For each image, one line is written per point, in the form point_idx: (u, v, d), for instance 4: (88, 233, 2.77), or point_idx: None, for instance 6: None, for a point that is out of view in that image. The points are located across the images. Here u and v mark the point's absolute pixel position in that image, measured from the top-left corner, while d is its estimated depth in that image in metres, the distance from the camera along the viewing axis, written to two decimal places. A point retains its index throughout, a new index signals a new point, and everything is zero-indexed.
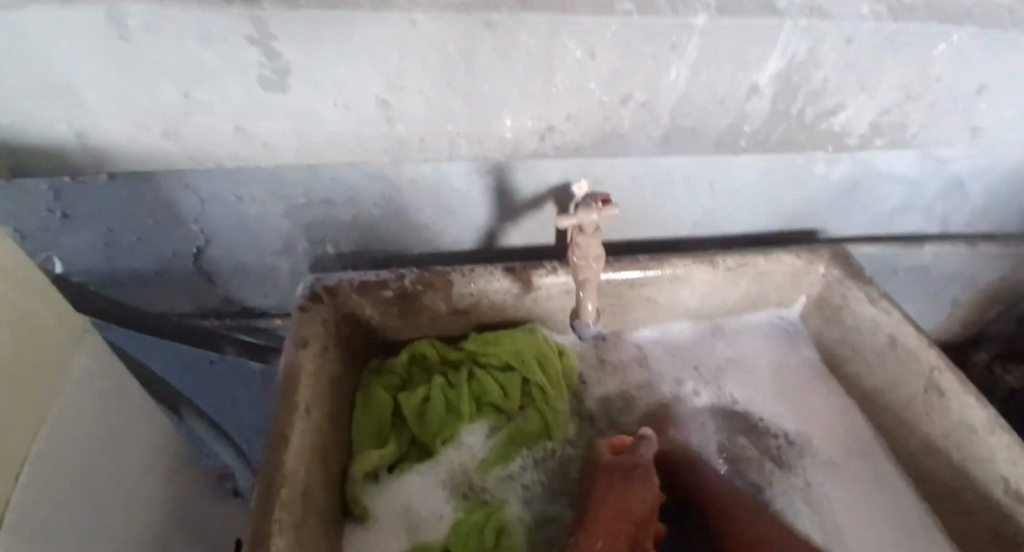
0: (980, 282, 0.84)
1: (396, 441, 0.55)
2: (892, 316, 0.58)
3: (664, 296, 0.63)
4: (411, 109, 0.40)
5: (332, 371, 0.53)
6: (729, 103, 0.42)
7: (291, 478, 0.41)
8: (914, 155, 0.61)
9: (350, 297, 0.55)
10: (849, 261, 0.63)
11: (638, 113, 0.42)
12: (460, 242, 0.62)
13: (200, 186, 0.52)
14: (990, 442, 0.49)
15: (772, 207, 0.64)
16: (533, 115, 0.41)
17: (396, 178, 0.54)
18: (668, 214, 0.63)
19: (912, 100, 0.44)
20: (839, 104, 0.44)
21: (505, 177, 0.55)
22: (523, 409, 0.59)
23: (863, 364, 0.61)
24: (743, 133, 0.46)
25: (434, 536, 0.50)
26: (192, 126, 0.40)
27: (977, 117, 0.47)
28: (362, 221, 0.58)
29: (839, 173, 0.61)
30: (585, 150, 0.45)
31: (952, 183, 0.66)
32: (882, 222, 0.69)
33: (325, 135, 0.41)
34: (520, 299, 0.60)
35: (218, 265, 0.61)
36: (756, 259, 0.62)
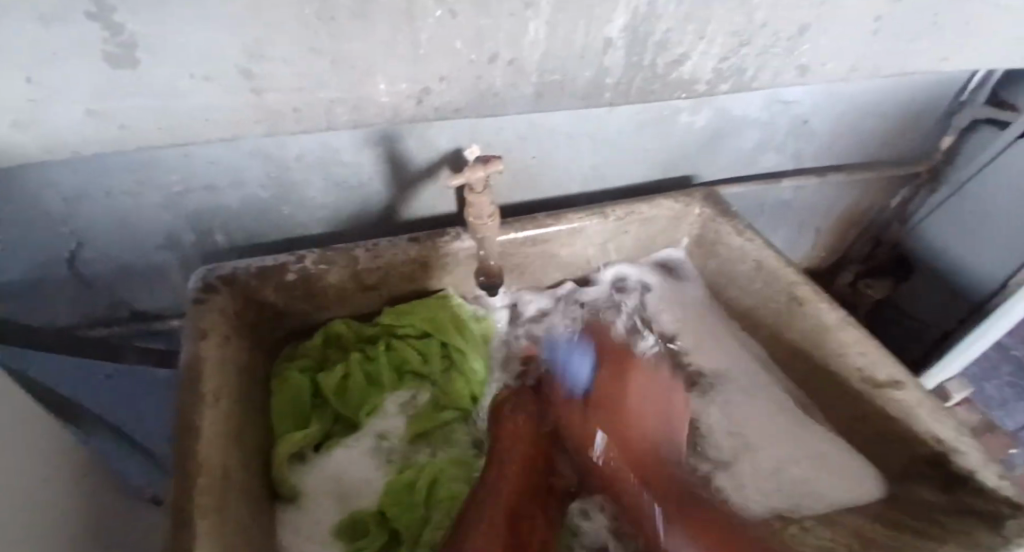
0: (835, 210, 0.96)
1: (319, 419, 0.57)
2: (756, 244, 0.66)
3: (562, 250, 0.67)
4: (281, 80, 0.40)
5: (241, 360, 0.53)
6: (588, 56, 0.46)
7: (207, 462, 0.42)
8: (763, 98, 0.68)
9: (251, 284, 0.55)
10: (719, 200, 0.70)
11: (507, 70, 0.44)
12: (360, 218, 0.62)
13: (65, 185, 0.49)
14: (834, 339, 0.58)
15: (650, 156, 0.70)
16: (407, 79, 0.43)
17: (282, 157, 0.53)
18: (557, 172, 0.66)
19: (744, 44, 0.50)
20: (685, 52, 0.48)
21: (395, 148, 0.56)
22: (442, 372, 0.62)
23: (736, 290, 0.70)
24: (608, 85, 0.49)
25: (365, 502, 0.53)
26: (43, 114, 0.37)
27: (800, 58, 0.54)
28: (253, 206, 0.57)
29: (703, 120, 0.67)
30: (464, 112, 0.47)
31: (799, 122, 0.74)
32: (746, 162, 0.77)
33: (191, 111, 0.40)
34: (428, 267, 0.62)
35: (99, 267, 0.57)
36: (640, 207, 0.68)
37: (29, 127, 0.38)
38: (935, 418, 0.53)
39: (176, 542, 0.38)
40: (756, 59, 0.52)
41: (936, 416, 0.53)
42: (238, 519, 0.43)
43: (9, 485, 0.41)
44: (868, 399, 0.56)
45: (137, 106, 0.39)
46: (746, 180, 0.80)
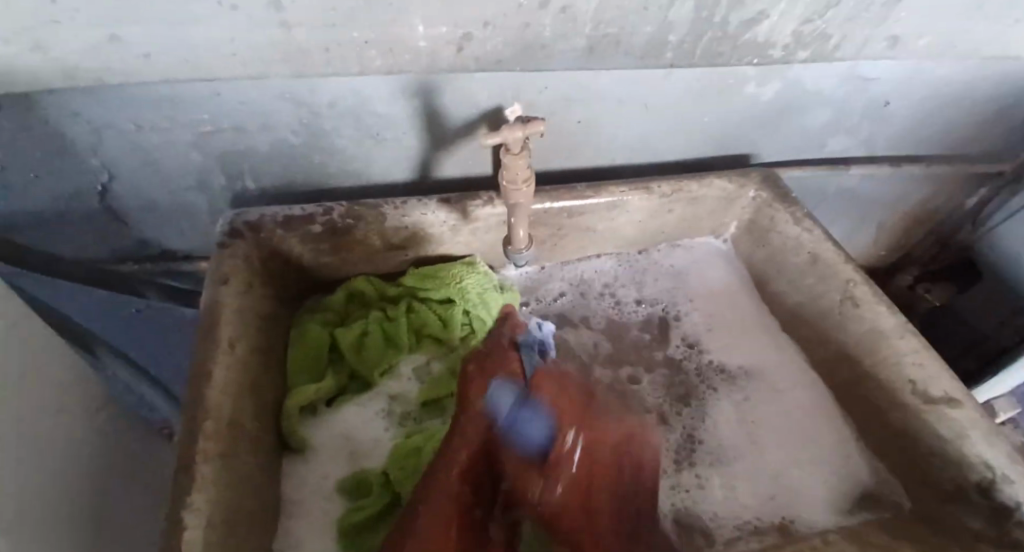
0: (903, 205, 0.88)
1: (334, 375, 0.55)
2: (814, 235, 0.61)
3: (601, 225, 0.63)
4: (311, 14, 0.36)
5: (260, 310, 0.52)
6: (652, 9, 0.41)
7: (216, 411, 0.41)
8: (842, 74, 0.61)
9: (276, 233, 0.53)
10: (777, 184, 0.65)
11: (559, 19, 0.40)
12: (392, 174, 0.60)
13: (93, 116, 0.47)
14: (891, 347, 0.53)
15: (706, 130, 0.64)
16: (448, 22, 0.39)
17: (314, 103, 0.50)
18: (603, 140, 0.62)
19: (833, 6, 0.44)
20: (761, 12, 0.43)
21: (431, 101, 0.52)
22: (463, 340, 0.60)
23: (784, 284, 0.65)
24: (669, 44, 0.44)
25: (373, 462, 0.52)
26: (60, 37, 0.35)
27: (895, 27, 0.48)
28: (282, 152, 0.54)
29: (770, 93, 0.61)
30: (507, 63, 0.43)
31: (878, 103, 0.67)
32: (812, 144, 0.71)
33: (214, 41, 0.37)
34: (457, 232, 0.59)
35: (128, 203, 0.57)
36: (689, 184, 0.63)
37: (51, 51, 0.36)
38: (995, 444, 0.48)
39: (179, 489, 0.37)
40: (844, 24, 0.46)
41: (995, 442, 0.48)
42: (245, 471, 0.42)
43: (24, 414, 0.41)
44: (918, 414, 0.51)
45: (162, 35, 0.36)
46: (808, 164, 0.73)
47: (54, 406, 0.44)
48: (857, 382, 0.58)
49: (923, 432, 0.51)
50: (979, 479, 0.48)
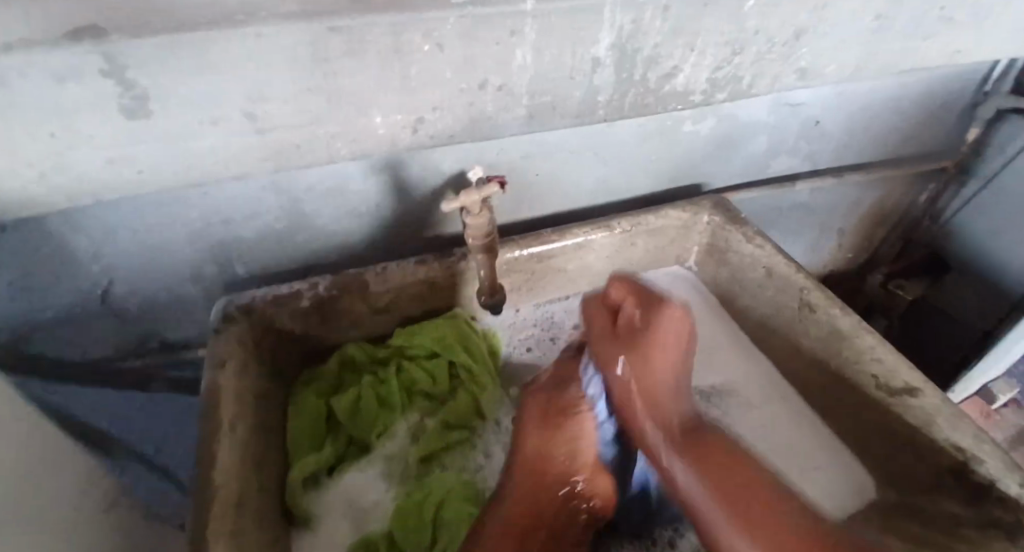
0: (857, 211, 0.93)
1: (333, 444, 0.58)
2: (768, 251, 0.65)
3: (571, 264, 0.68)
4: (278, 119, 0.42)
5: (257, 386, 0.55)
6: (578, 76, 0.46)
7: (224, 487, 0.44)
8: (769, 102, 0.68)
9: (266, 312, 0.57)
10: (729, 207, 0.69)
11: (498, 95, 0.46)
12: (371, 243, 0.64)
13: (90, 227, 0.52)
14: (856, 344, 0.57)
15: (655, 167, 0.69)
16: (401, 110, 0.44)
17: (290, 190, 0.55)
18: (561, 188, 0.67)
19: (737, 53, 0.50)
20: (675, 66, 0.49)
21: (398, 174, 0.58)
22: (452, 391, 0.63)
23: (749, 297, 0.69)
24: (600, 103, 0.50)
25: (378, 523, 0.54)
26: (60, 166, 0.40)
27: (799, 61, 0.54)
28: (265, 237, 0.59)
29: (707, 128, 0.67)
30: (458, 137, 0.48)
31: (808, 123, 0.73)
32: (757, 165, 0.76)
33: (196, 153, 0.42)
34: (436, 288, 0.63)
35: (126, 301, 0.60)
36: (648, 218, 0.68)
37: (53, 178, 0.41)
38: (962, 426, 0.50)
39: None
40: (753, 65, 0.52)
41: (962, 425, 0.50)
42: (255, 542, 0.45)
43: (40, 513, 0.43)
44: (889, 407, 0.55)
45: (148, 154, 0.41)
46: (757, 184, 0.79)
47: (67, 501, 0.47)
48: (828, 380, 0.61)
49: (899, 422, 0.54)
50: (954, 461, 0.50)
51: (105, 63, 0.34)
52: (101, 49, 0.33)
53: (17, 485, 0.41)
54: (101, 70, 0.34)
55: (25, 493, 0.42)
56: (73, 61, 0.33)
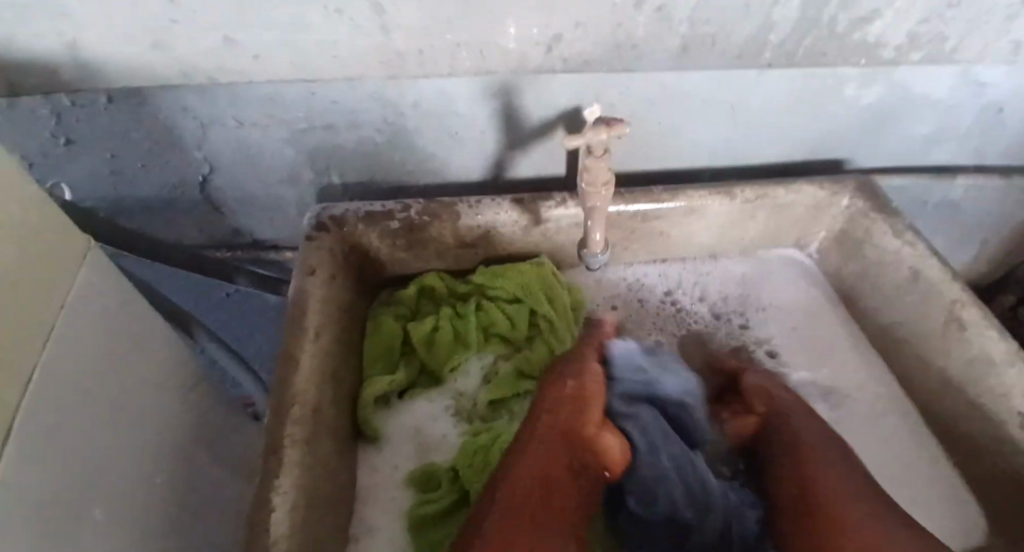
0: (1017, 221, 0.79)
1: (406, 368, 0.57)
2: (916, 250, 0.56)
3: (678, 230, 0.61)
4: (408, 16, 0.37)
5: (341, 301, 0.53)
6: (754, 7, 0.39)
7: (302, 397, 0.43)
8: (958, 75, 0.56)
9: (357, 227, 0.55)
10: (877, 192, 0.60)
11: (653, 20, 0.39)
12: (469, 173, 0.60)
13: (198, 110, 0.50)
14: (1010, 376, 0.49)
15: (797, 135, 0.60)
16: (541, 23, 0.38)
17: (399, 102, 0.51)
18: (684, 143, 0.60)
19: (958, 3, 0.40)
20: (875, 10, 0.40)
21: (513, 100, 0.52)
22: (531, 340, 0.60)
23: (878, 299, 0.60)
24: (769, 44, 0.42)
25: (442, 457, 0.53)
26: (179, 37, 0.38)
27: (1023, 28, 0.43)
28: (365, 149, 0.56)
29: (872, 96, 0.57)
30: (595, 64, 0.42)
31: (995, 107, 0.61)
32: (915, 150, 0.65)
33: (316, 44, 0.39)
34: (530, 231, 0.59)
35: (223, 193, 0.60)
36: (777, 191, 0.60)
37: (165, 49, 0.39)
38: None
39: (266, 468, 0.39)
40: (970, 22, 0.42)
41: None
42: (326, 457, 0.44)
43: (127, 385, 0.44)
44: None
45: (268, 36, 0.38)
46: (908, 172, 0.68)
47: (153, 377, 0.48)
48: (959, 408, 0.53)
49: None
50: None
51: None
52: None
53: (107, 354, 0.41)
54: None
55: (114, 362, 0.42)
56: None
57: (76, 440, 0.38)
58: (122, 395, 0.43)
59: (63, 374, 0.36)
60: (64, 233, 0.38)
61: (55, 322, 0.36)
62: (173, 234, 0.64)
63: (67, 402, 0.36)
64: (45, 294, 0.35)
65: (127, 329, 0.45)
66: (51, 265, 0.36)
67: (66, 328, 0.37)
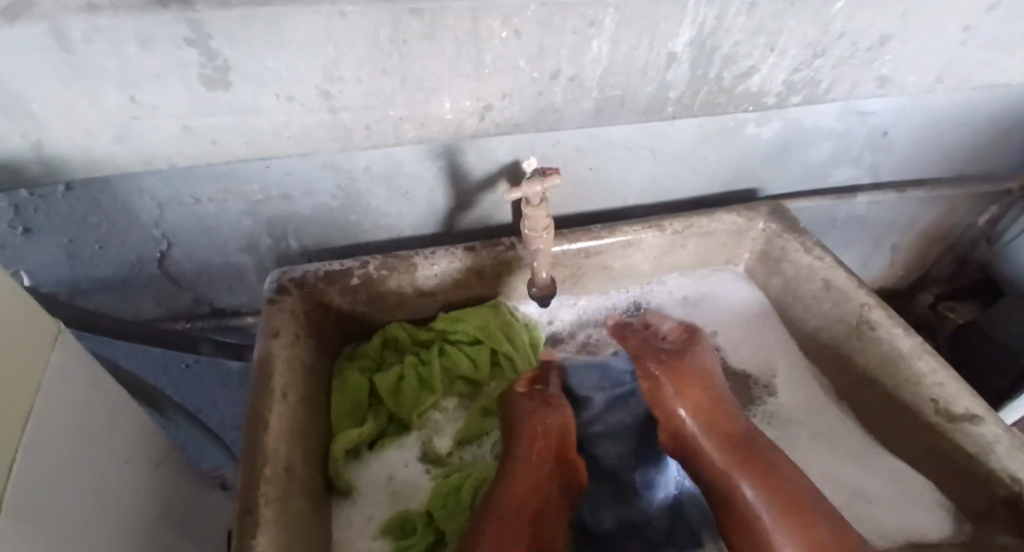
0: (918, 229, 0.89)
1: (374, 419, 0.59)
2: (826, 263, 0.63)
3: (618, 263, 0.67)
4: (353, 98, 0.42)
5: (306, 359, 0.56)
6: (652, 71, 0.45)
7: (274, 456, 0.45)
8: (839, 109, 0.65)
9: (318, 287, 0.58)
10: (787, 215, 0.68)
11: (569, 87, 0.45)
12: (422, 227, 0.64)
13: (157, 191, 0.53)
14: (915, 367, 0.55)
15: (712, 170, 0.68)
16: (472, 97, 0.44)
17: (350, 169, 0.55)
18: (614, 185, 0.66)
19: (820, 56, 0.48)
20: (752, 66, 0.47)
21: (455, 159, 0.57)
22: (493, 379, 0.63)
23: (801, 309, 0.67)
24: (670, 99, 0.49)
25: (415, 501, 0.55)
26: (141, 130, 0.41)
27: (878, 72, 0.51)
28: (321, 214, 0.60)
29: (770, 132, 0.65)
30: (523, 126, 0.48)
31: (877, 134, 0.70)
32: (817, 175, 0.74)
33: (270, 127, 0.43)
34: (483, 276, 0.63)
35: (183, 266, 0.62)
36: (701, 220, 0.66)
37: (129, 140, 0.42)
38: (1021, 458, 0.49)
39: (244, 529, 0.41)
40: (833, 71, 0.50)
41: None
42: (300, 513, 0.46)
43: (99, 463, 0.45)
44: (948, 432, 0.53)
45: (226, 124, 0.42)
46: (815, 194, 0.76)
47: (124, 452, 0.49)
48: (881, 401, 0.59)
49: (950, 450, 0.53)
50: (1010, 492, 0.49)
51: (190, 32, 0.35)
52: (186, 16, 0.34)
53: (78, 434, 0.43)
54: (186, 37, 0.35)
55: (85, 441, 0.43)
56: (164, 28, 0.34)
57: (51, 523, 0.38)
58: (94, 473, 0.44)
59: (37, 457, 0.37)
60: (36, 320, 0.40)
61: (30, 406, 0.37)
62: (134, 310, 0.65)
63: (40, 485, 0.37)
64: (21, 380, 0.37)
65: (97, 407, 0.46)
66: (25, 352, 0.38)
67: (39, 413, 0.38)
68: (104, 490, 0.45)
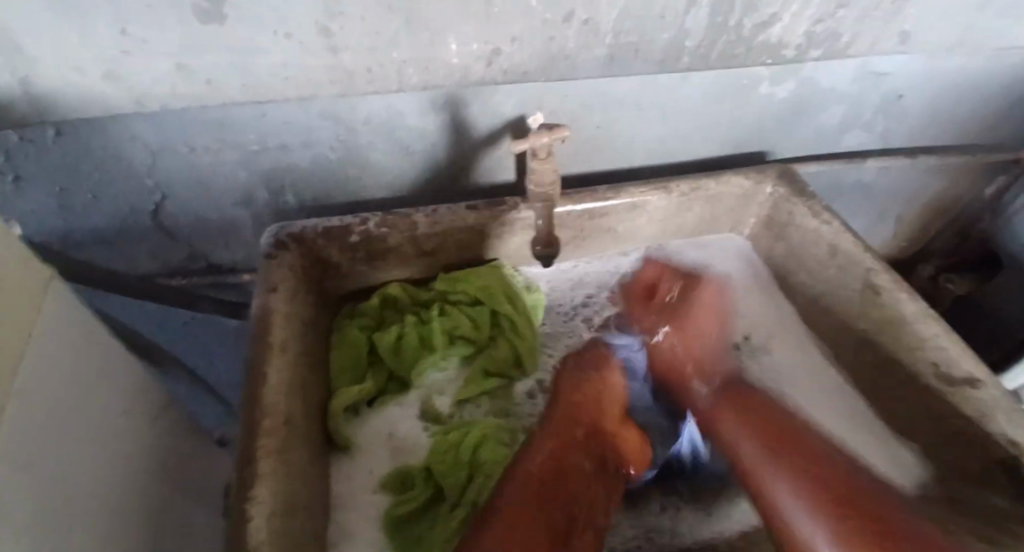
0: (924, 199, 0.88)
1: (374, 377, 0.58)
2: (835, 227, 0.62)
3: (624, 225, 0.66)
4: (355, 37, 0.40)
5: (304, 315, 0.55)
6: (669, 17, 0.43)
7: (274, 409, 0.44)
8: (855, 69, 0.63)
9: (317, 242, 0.56)
10: (796, 179, 0.66)
11: (581, 32, 0.43)
12: (423, 185, 0.63)
13: (148, 138, 0.51)
14: (921, 332, 0.55)
15: (722, 131, 0.66)
16: (480, 39, 0.42)
17: (350, 119, 0.53)
18: (621, 145, 0.64)
19: (843, 6, 0.46)
20: (773, 15, 0.45)
21: (459, 112, 0.55)
22: (494, 339, 0.63)
23: (806, 275, 0.66)
24: (686, 49, 0.47)
25: (415, 457, 0.55)
26: (132, 67, 0.39)
27: (901, 25, 0.49)
28: (319, 167, 0.58)
29: (784, 91, 0.63)
30: (533, 75, 0.46)
31: (891, 97, 0.68)
32: (827, 139, 0.72)
33: (266, 67, 0.41)
34: (485, 236, 0.62)
35: (176, 220, 0.60)
36: (708, 183, 0.65)
37: (118, 79, 0.40)
38: None
39: (245, 481, 0.40)
40: (855, 23, 0.48)
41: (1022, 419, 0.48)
42: (300, 466, 0.45)
43: (93, 415, 0.44)
44: (946, 398, 0.53)
45: (221, 62, 0.40)
46: (824, 159, 0.75)
47: (118, 405, 0.48)
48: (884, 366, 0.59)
49: (952, 414, 0.52)
50: (1012, 457, 0.49)
51: None
52: None
53: (71, 384, 0.41)
54: None
55: (78, 392, 0.42)
56: None
57: (48, 471, 0.37)
58: (89, 425, 0.43)
59: (31, 404, 0.36)
60: (24, 265, 0.38)
61: (22, 352, 0.36)
62: (126, 264, 0.64)
63: (36, 432, 0.36)
64: (11, 324, 0.36)
65: (90, 358, 0.45)
66: (15, 297, 0.37)
67: (32, 359, 0.37)
68: (99, 442, 0.44)
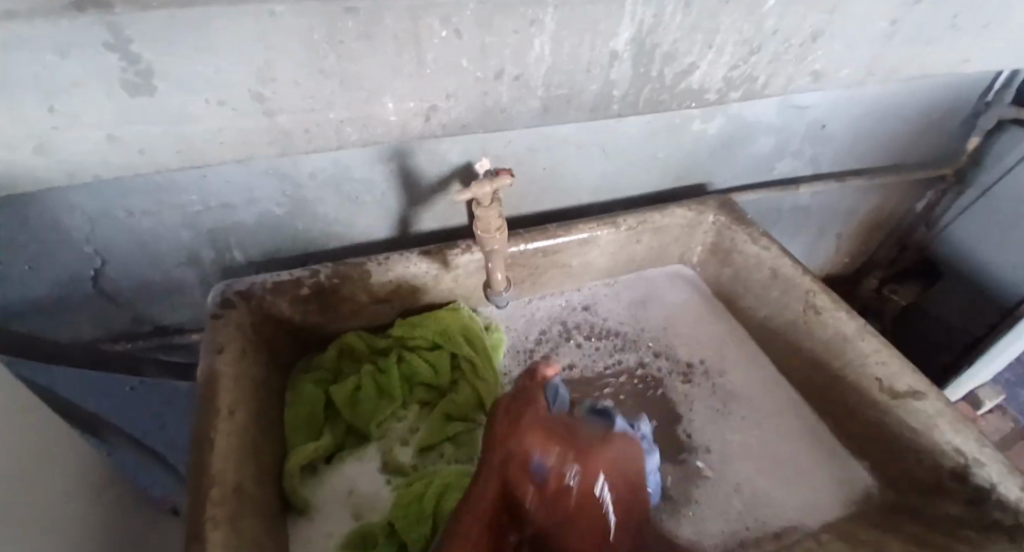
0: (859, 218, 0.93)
1: (331, 432, 0.57)
2: (773, 252, 0.65)
3: (575, 260, 0.67)
4: (290, 102, 0.41)
5: (256, 374, 0.54)
6: (595, 69, 0.46)
7: (222, 478, 0.43)
8: (778, 103, 0.67)
9: (265, 298, 0.56)
10: (734, 208, 0.69)
11: (513, 86, 0.45)
12: (374, 233, 0.63)
13: (87, 205, 0.50)
14: (860, 347, 0.58)
15: (661, 166, 0.69)
16: (416, 97, 0.43)
17: (297, 175, 0.54)
18: (567, 184, 0.66)
19: (755, 52, 0.49)
20: (691, 63, 0.48)
21: (405, 162, 0.56)
22: (454, 383, 0.62)
23: (752, 299, 0.69)
24: (615, 97, 0.49)
25: (375, 513, 0.53)
26: (65, 140, 0.38)
27: (813, 64, 0.53)
28: (267, 222, 0.58)
29: (716, 127, 0.67)
30: (470, 127, 0.48)
31: (815, 127, 0.73)
32: (762, 168, 0.76)
33: (204, 133, 0.41)
34: (440, 279, 0.62)
35: (121, 284, 0.59)
36: (652, 215, 0.67)
37: (51, 153, 0.39)
38: (962, 431, 0.51)
39: None
40: (767, 67, 0.52)
41: (961, 429, 0.51)
42: (252, 535, 0.44)
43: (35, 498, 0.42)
44: (891, 411, 0.55)
45: (158, 131, 0.40)
46: (761, 186, 0.79)
47: (63, 483, 0.46)
48: (830, 382, 0.61)
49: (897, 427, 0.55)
50: (954, 464, 0.51)
51: (111, 36, 0.33)
52: (106, 18, 0.32)
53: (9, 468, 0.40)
54: (106, 42, 0.33)
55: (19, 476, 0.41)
56: (78, 31, 0.32)
57: None
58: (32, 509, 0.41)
59: None
60: None
61: None
62: (70, 332, 0.62)
63: None
64: None
65: (30, 437, 0.43)
66: None
67: None
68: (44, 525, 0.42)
